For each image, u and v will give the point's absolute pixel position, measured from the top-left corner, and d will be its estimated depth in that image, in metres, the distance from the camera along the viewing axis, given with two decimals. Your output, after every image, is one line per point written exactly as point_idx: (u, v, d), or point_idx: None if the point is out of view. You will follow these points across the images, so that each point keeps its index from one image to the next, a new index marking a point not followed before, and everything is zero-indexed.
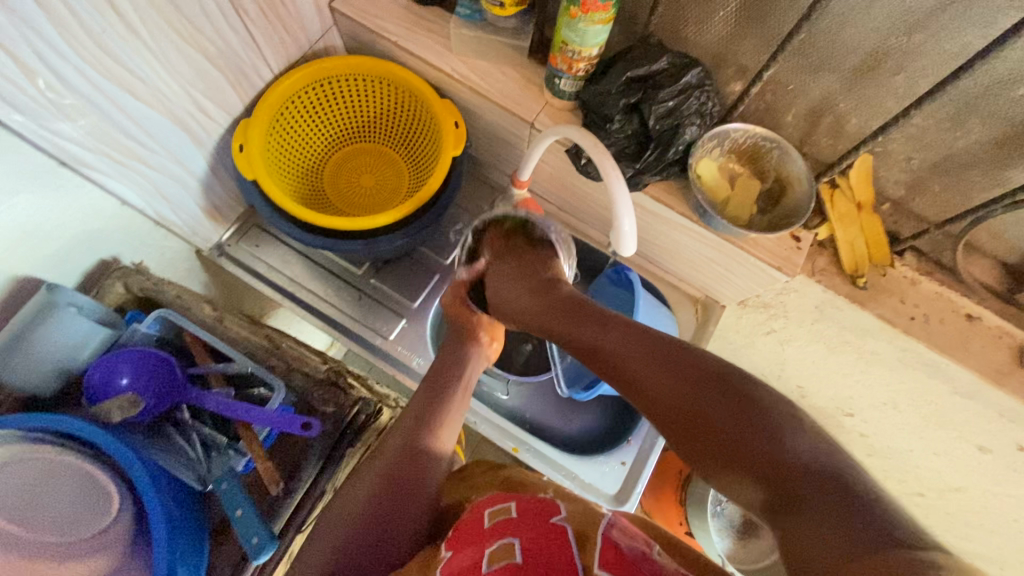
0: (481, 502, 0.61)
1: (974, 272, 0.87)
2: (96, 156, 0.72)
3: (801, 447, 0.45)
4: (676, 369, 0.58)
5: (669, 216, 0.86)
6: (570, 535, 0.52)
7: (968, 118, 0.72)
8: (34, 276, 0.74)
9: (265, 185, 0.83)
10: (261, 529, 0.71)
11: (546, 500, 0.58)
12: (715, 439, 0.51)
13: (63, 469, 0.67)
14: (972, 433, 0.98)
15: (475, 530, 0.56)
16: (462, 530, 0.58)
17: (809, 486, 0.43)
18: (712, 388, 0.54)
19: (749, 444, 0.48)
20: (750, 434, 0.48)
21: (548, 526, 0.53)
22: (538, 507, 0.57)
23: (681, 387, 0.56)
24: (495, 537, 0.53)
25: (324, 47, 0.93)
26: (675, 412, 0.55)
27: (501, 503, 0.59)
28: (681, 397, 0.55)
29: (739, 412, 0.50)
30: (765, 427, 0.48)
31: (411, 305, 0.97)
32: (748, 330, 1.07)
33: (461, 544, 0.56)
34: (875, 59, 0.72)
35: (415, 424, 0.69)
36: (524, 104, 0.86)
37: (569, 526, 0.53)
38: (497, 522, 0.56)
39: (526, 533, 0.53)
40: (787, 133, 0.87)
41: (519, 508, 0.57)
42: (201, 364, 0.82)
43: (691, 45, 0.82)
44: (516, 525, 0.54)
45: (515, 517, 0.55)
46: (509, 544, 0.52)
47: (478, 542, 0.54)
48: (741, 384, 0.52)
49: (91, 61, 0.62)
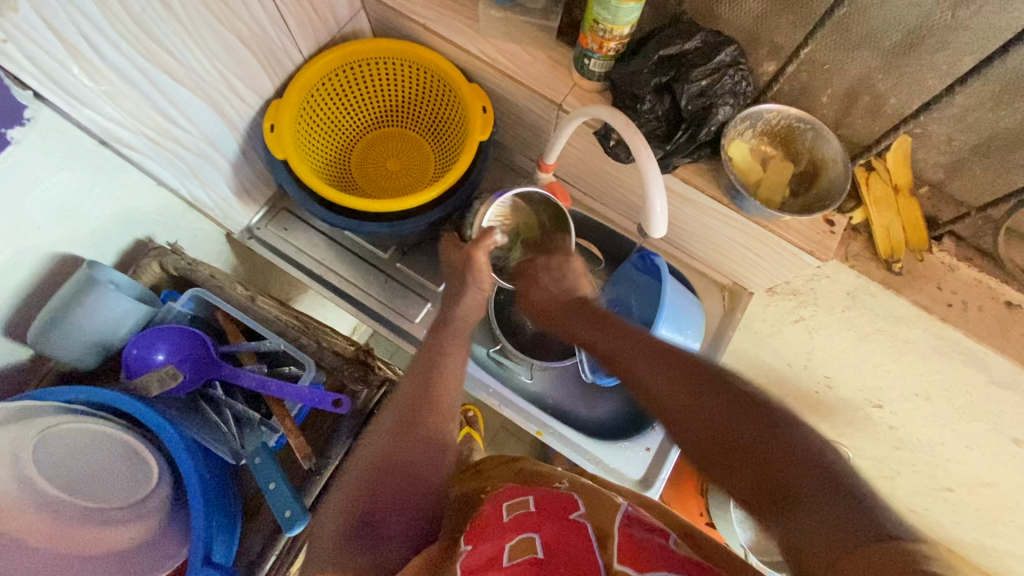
0: (501, 495, 0.61)
1: (1015, 258, 0.85)
2: (135, 136, 0.73)
3: (814, 457, 0.45)
4: (686, 370, 0.59)
5: (700, 200, 0.85)
6: (591, 531, 0.51)
7: (1015, 96, 0.70)
8: (75, 254, 0.76)
9: (295, 165, 0.84)
10: (293, 503, 0.72)
11: (566, 495, 0.58)
12: (724, 438, 0.50)
13: (102, 442, 0.69)
14: (1007, 426, 0.96)
15: (495, 523, 0.56)
16: (480, 523, 0.58)
17: (815, 498, 0.42)
18: (727, 395, 0.53)
19: (759, 452, 0.47)
20: (764, 443, 0.48)
21: (569, 523, 0.53)
22: (557, 502, 0.57)
23: (698, 389, 0.56)
24: (516, 530, 0.53)
25: (352, 31, 0.93)
26: (680, 407, 0.56)
27: (519, 497, 0.59)
28: (687, 392, 0.56)
29: (744, 409, 0.51)
30: (782, 438, 0.47)
31: (436, 289, 0.98)
32: (774, 318, 1.04)
33: (480, 538, 0.55)
34: (917, 36, 0.69)
35: (416, 394, 0.67)
36: (553, 86, 0.85)
37: (588, 523, 0.53)
38: (516, 516, 0.56)
39: (546, 528, 0.53)
40: (822, 114, 0.85)
41: (537, 503, 0.57)
42: (233, 343, 0.84)
43: (724, 24, 0.81)
44: (536, 519, 0.54)
45: (535, 511, 0.56)
46: (529, 539, 0.52)
47: (498, 536, 0.54)
48: (746, 388, 0.53)
49: (132, 41, 0.63)
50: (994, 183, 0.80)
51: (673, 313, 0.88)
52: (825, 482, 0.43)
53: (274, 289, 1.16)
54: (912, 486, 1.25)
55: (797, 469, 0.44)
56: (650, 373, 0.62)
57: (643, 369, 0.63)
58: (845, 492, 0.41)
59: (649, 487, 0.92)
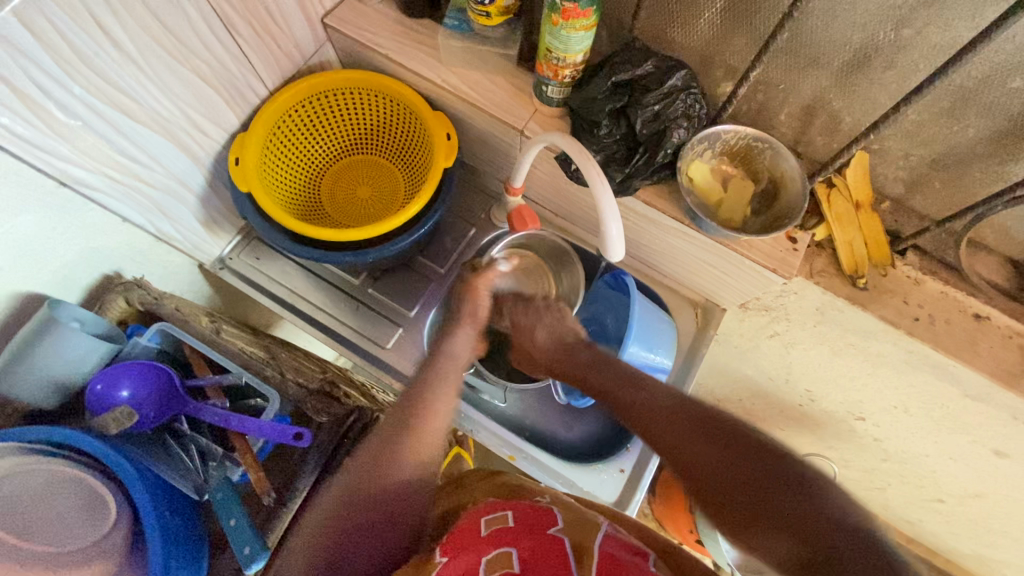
0: (480, 507, 0.60)
1: (979, 270, 0.84)
2: (94, 176, 0.74)
3: (838, 513, 0.43)
4: (715, 444, 0.51)
5: (661, 220, 0.84)
6: (568, 548, 0.51)
7: (964, 112, 0.70)
8: (41, 292, 0.77)
9: (259, 198, 0.85)
10: (253, 539, 0.74)
11: (545, 508, 0.57)
12: (774, 527, 0.45)
13: (65, 482, 0.70)
14: (986, 438, 0.95)
15: (472, 535, 0.55)
16: (457, 535, 0.56)
17: (841, 557, 0.41)
18: (740, 448, 0.50)
19: (772, 505, 0.46)
20: (801, 520, 0.44)
21: (546, 537, 0.52)
22: (534, 516, 0.56)
23: (731, 467, 0.49)
24: (493, 545, 0.53)
25: (319, 62, 0.95)
26: (718, 490, 0.49)
27: (498, 511, 0.58)
28: (720, 473, 0.50)
29: (788, 494, 0.46)
30: (806, 505, 0.44)
31: (408, 314, 0.98)
32: (751, 333, 1.05)
33: (458, 550, 0.54)
34: (864, 55, 0.70)
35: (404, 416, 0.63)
36: (514, 112, 0.86)
37: (567, 538, 0.52)
38: (494, 530, 0.55)
39: (525, 543, 0.52)
40: (781, 132, 0.85)
41: (516, 517, 0.56)
42: (200, 376, 0.85)
43: (680, 48, 0.82)
44: (514, 534, 0.54)
45: (513, 526, 0.55)
46: (506, 554, 0.51)
47: (476, 548, 0.53)
48: (788, 465, 0.47)
49: (86, 86, 0.65)
50: (953, 197, 0.80)
51: (640, 330, 0.87)
52: (864, 557, 0.41)
53: (253, 317, 1.17)
54: (904, 497, 1.23)
55: (849, 560, 0.41)
56: (677, 448, 0.54)
57: (668, 439, 0.55)
58: (885, 566, 0.40)
59: (625, 509, 0.91)
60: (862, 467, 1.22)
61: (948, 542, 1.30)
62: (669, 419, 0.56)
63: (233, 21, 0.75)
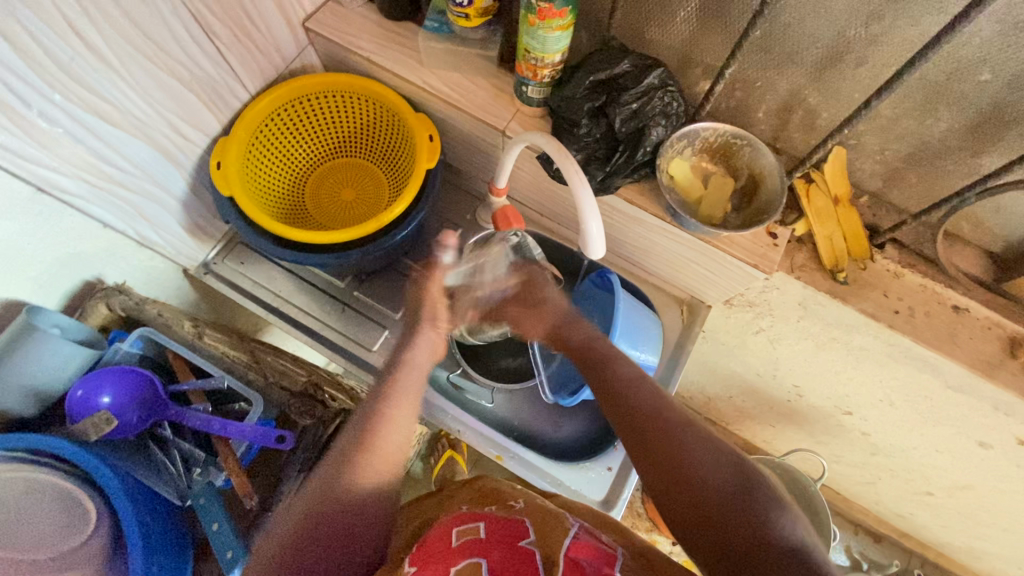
0: (449, 519, 0.58)
1: (957, 262, 0.86)
2: (72, 181, 0.74)
3: (787, 538, 0.46)
4: (676, 434, 0.55)
5: (643, 217, 0.85)
6: (536, 560, 0.50)
7: (936, 106, 0.71)
8: (20, 300, 0.76)
9: (240, 201, 0.84)
10: (235, 543, 0.75)
11: (517, 521, 0.56)
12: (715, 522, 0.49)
13: (41, 490, 0.70)
14: (971, 429, 0.95)
15: (442, 545, 0.53)
16: (425, 547, 0.54)
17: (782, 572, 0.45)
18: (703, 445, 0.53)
19: (732, 526, 0.48)
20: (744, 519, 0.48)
21: (516, 548, 0.51)
22: (506, 529, 0.55)
23: (691, 459, 0.53)
24: (462, 555, 0.51)
25: (301, 66, 0.95)
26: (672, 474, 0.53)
27: (470, 522, 0.56)
28: (678, 460, 0.53)
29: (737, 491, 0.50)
30: (753, 506, 0.49)
31: (394, 316, 0.98)
32: (737, 329, 1.06)
33: (425, 562, 0.51)
34: (837, 52, 0.71)
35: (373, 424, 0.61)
36: (495, 112, 0.86)
37: (536, 550, 0.51)
38: (465, 540, 0.53)
39: (494, 554, 0.50)
40: (760, 129, 0.86)
41: (487, 529, 0.55)
42: (183, 382, 0.84)
43: (657, 46, 0.83)
44: (485, 544, 0.52)
45: (484, 537, 0.53)
46: (475, 564, 0.50)
47: (444, 558, 0.51)
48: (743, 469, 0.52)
49: (62, 91, 0.65)
50: (927, 191, 0.82)
51: (624, 328, 0.87)
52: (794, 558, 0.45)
53: (241, 322, 1.17)
54: (895, 490, 1.24)
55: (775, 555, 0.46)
56: (643, 427, 0.57)
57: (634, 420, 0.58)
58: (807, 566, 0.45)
59: (611, 507, 0.91)
60: (851, 461, 1.23)
61: (938, 535, 1.31)
62: (637, 403, 0.59)
63: (212, 25, 0.75)
